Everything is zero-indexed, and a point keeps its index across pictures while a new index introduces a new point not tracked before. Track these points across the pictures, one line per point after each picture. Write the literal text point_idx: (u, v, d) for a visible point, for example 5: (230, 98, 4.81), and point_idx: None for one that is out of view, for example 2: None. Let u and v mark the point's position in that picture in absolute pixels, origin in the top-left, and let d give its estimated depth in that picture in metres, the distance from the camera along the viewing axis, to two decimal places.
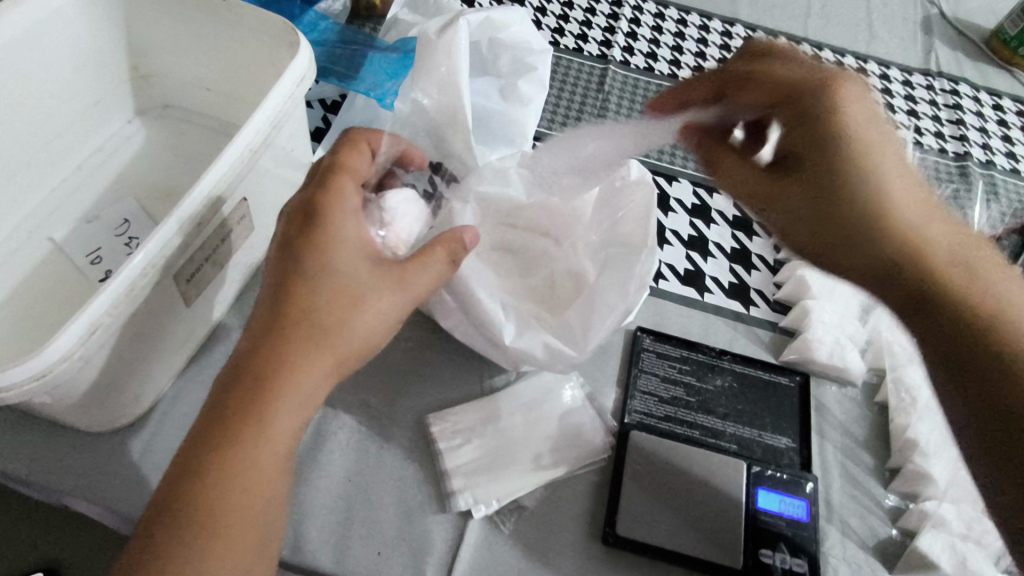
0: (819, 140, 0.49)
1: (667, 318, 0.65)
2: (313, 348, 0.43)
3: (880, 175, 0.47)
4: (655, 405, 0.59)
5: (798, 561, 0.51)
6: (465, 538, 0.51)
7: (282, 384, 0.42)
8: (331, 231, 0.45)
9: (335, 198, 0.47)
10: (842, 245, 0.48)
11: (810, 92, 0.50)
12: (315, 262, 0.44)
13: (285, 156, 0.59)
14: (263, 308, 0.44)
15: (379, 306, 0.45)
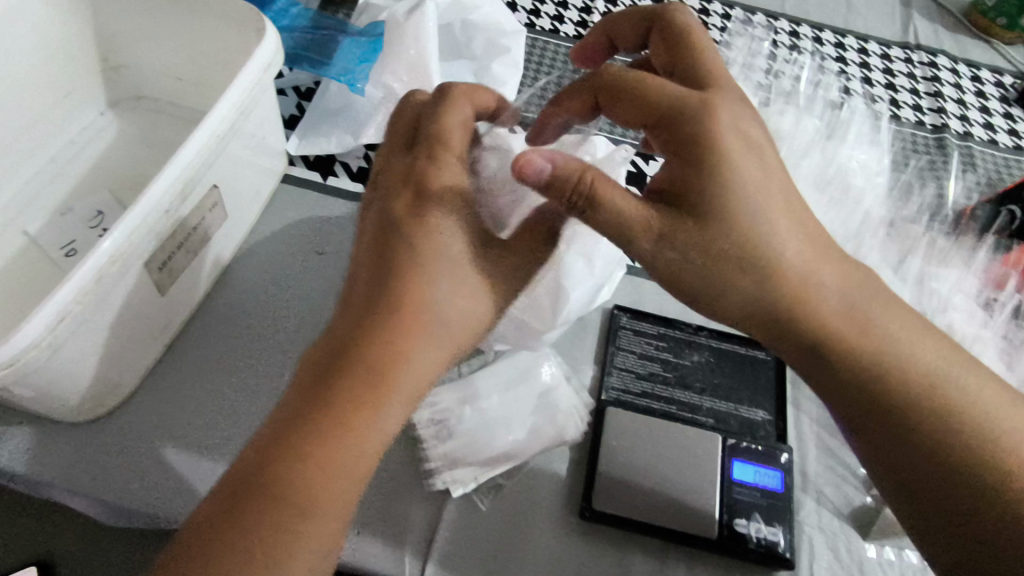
0: (706, 167, 0.43)
1: (644, 296, 0.65)
2: (420, 330, 0.43)
3: (740, 203, 0.43)
4: (632, 381, 0.60)
5: (772, 531, 0.52)
6: (443, 516, 0.52)
7: (402, 363, 0.42)
8: (445, 200, 0.46)
9: (448, 168, 0.47)
10: (714, 282, 0.44)
11: (679, 111, 0.44)
12: (426, 247, 0.44)
13: (256, 143, 0.59)
14: (443, 283, 0.44)
15: (499, 286, 0.47)
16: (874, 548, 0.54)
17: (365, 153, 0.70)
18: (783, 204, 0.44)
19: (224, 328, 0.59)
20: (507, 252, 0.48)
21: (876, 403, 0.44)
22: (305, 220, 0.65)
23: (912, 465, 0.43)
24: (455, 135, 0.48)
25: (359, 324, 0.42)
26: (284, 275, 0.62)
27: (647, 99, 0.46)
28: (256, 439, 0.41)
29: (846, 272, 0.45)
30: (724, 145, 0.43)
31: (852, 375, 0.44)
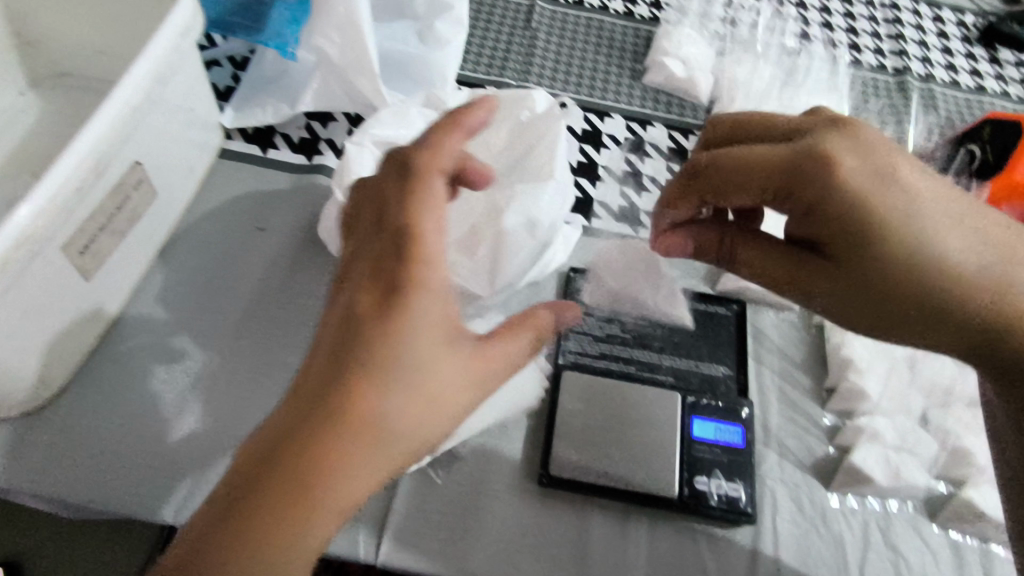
0: (868, 222, 0.42)
1: (601, 257, 0.63)
2: (365, 460, 0.34)
3: (904, 223, 0.42)
4: (590, 343, 0.58)
5: (732, 486, 0.52)
6: (398, 491, 0.51)
7: (342, 489, 0.34)
8: (411, 314, 0.35)
9: (427, 273, 0.35)
10: (879, 319, 0.45)
11: (811, 172, 0.42)
12: (386, 348, 0.34)
13: (182, 116, 0.56)
14: (393, 401, 0.34)
15: (462, 403, 0.37)
16: (837, 497, 0.54)
17: (306, 123, 0.66)
18: (948, 204, 0.43)
19: (162, 311, 0.56)
20: (475, 365, 0.38)
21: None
22: (244, 195, 0.62)
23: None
24: (428, 215, 0.37)
25: (302, 428, 0.34)
26: (223, 253, 0.59)
27: (742, 182, 0.44)
28: (190, 524, 0.34)
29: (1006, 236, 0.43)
30: (877, 197, 0.41)
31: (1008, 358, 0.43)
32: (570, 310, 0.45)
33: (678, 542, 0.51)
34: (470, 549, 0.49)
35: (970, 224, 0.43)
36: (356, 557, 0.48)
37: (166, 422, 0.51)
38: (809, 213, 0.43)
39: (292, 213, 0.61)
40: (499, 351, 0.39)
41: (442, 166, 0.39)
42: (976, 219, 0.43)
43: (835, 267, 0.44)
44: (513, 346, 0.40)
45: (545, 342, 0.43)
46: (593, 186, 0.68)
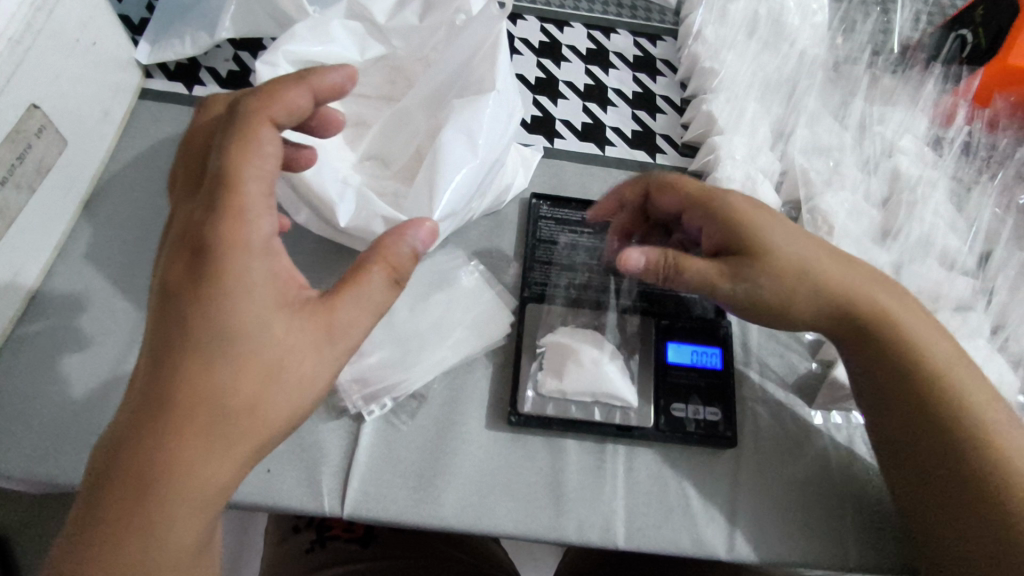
0: (745, 237, 0.44)
1: (565, 180, 0.59)
2: (204, 440, 0.32)
3: (779, 238, 0.44)
4: (557, 273, 0.54)
5: (711, 411, 0.49)
6: (360, 440, 0.48)
7: (188, 474, 0.31)
8: (229, 275, 0.32)
9: (243, 226, 0.33)
10: (773, 314, 0.45)
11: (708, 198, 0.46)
12: (205, 324, 0.32)
13: (84, 53, 0.50)
14: (226, 374, 0.32)
15: (311, 366, 0.35)
16: (820, 415, 0.51)
17: (233, 54, 0.60)
18: (818, 240, 0.45)
19: (90, 270, 0.51)
20: (321, 325, 0.35)
21: (930, 392, 0.42)
22: (170, 138, 0.57)
23: (938, 438, 0.41)
24: (243, 164, 0.33)
25: (135, 417, 0.31)
26: (152, 204, 0.54)
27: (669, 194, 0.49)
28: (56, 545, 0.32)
29: (881, 277, 0.45)
30: (758, 217, 0.45)
31: (893, 369, 0.43)
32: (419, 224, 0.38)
33: (660, 472, 0.48)
34: (440, 494, 0.46)
35: (846, 264, 0.45)
36: (320, 511, 0.46)
37: (106, 388, 0.47)
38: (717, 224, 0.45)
39: None
40: (346, 304, 0.36)
41: (276, 116, 0.35)
42: (848, 259, 0.45)
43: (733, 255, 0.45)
44: (368, 291, 0.36)
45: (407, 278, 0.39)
46: (554, 104, 0.62)
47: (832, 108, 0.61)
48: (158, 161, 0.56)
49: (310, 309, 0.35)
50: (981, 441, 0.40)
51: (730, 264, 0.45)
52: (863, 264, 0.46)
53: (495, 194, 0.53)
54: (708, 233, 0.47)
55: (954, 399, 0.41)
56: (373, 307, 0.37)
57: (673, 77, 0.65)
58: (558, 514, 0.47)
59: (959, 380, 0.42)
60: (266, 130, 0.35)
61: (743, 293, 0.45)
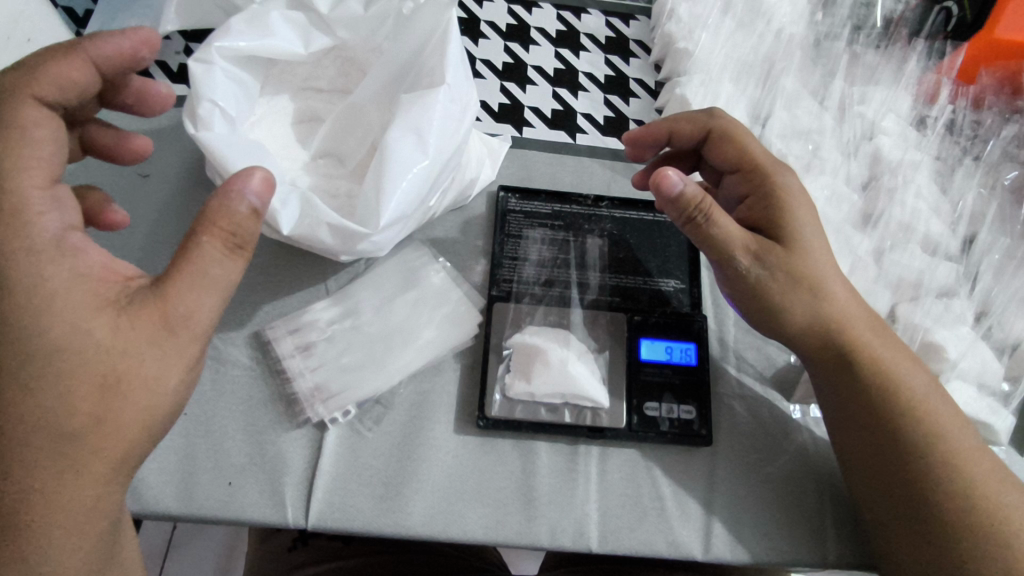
0: (778, 215, 0.45)
1: (535, 172, 0.57)
2: (52, 453, 0.33)
3: (806, 234, 0.45)
4: (526, 270, 0.52)
5: (685, 409, 0.48)
6: (323, 450, 0.46)
7: (50, 491, 0.33)
8: (26, 287, 0.33)
9: (22, 231, 0.34)
10: (776, 308, 0.44)
11: (759, 168, 0.48)
12: (19, 346, 0.33)
13: (15, 50, 0.47)
14: (51, 389, 0.33)
15: (151, 365, 0.35)
16: (798, 409, 0.50)
17: (184, 46, 0.57)
18: (825, 252, 0.45)
19: None
20: (146, 323, 0.35)
21: (901, 426, 0.41)
22: None
23: (904, 473, 0.40)
24: (19, 156, 0.34)
25: None
26: None
27: (720, 151, 0.50)
28: None
29: (865, 306, 0.45)
30: (793, 210, 0.45)
31: (865, 400, 0.42)
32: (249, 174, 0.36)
33: (633, 473, 0.47)
34: (407, 503, 0.45)
35: (838, 280, 0.44)
36: (284, 524, 0.44)
37: None
38: (766, 196, 0.46)
39: (178, 154, 0.54)
40: (176, 291, 0.35)
41: (42, 93, 0.36)
42: (845, 280, 0.45)
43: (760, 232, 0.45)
44: (200, 270, 0.36)
45: (252, 245, 0.37)
46: (522, 90, 0.59)
47: (812, 88, 0.58)
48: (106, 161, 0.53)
49: (138, 307, 0.35)
50: (946, 481, 0.39)
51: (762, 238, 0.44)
52: (851, 290, 0.45)
53: (457, 190, 0.51)
54: (750, 209, 0.47)
55: (926, 437, 0.40)
56: (213, 285, 0.36)
57: (646, 59, 0.62)
58: (529, 520, 0.45)
59: (932, 418, 0.41)
60: (31, 109, 0.35)
61: (760, 272, 0.44)
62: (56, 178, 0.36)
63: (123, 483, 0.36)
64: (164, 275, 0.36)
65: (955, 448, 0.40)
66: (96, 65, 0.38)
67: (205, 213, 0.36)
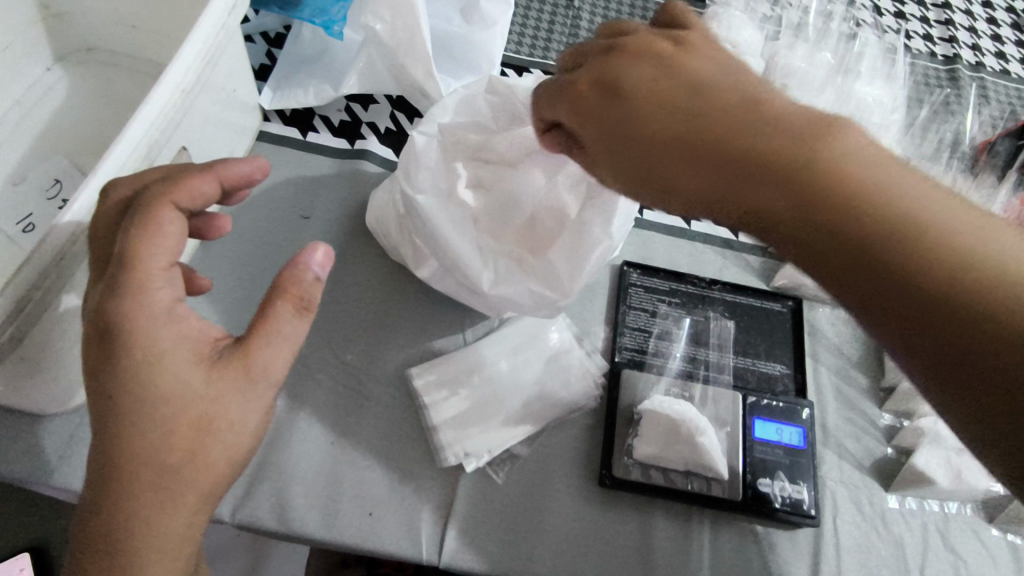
0: (603, 124, 0.37)
1: (654, 251, 0.62)
2: (153, 487, 0.33)
3: (647, 114, 0.36)
4: (645, 341, 0.57)
5: (796, 488, 0.51)
6: (458, 491, 0.49)
7: (143, 529, 0.33)
8: (142, 345, 0.33)
9: (142, 299, 0.33)
10: (693, 199, 0.34)
11: (561, 93, 0.40)
12: (128, 397, 0.33)
13: (224, 99, 0.53)
14: (151, 433, 0.33)
15: (236, 411, 0.36)
16: (896, 499, 0.53)
17: (346, 105, 0.64)
18: (678, 106, 0.35)
19: (202, 300, 0.53)
20: (232, 378, 0.36)
21: (888, 305, 0.29)
22: (284, 180, 0.60)
23: (915, 330, 0.28)
24: (148, 244, 0.34)
25: (98, 488, 0.33)
26: (264, 244, 0.57)
27: (539, 106, 0.42)
28: None
29: (742, 115, 0.33)
30: (620, 98, 0.37)
31: (826, 264, 0.30)
32: (314, 251, 0.39)
33: (742, 546, 0.50)
34: (533, 552, 0.48)
35: (728, 135, 0.33)
36: (418, 559, 0.47)
37: None
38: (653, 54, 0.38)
39: (336, 201, 0.59)
40: (257, 349, 0.36)
41: (177, 199, 0.36)
42: (716, 130, 0.33)
43: (607, 159, 0.38)
44: (277, 331, 0.37)
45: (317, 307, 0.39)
46: None
47: None
48: (273, 200, 0.59)
49: (227, 360, 0.36)
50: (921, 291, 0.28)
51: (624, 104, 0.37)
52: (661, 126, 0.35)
53: None
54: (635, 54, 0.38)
55: (940, 288, 0.27)
56: (289, 343, 0.37)
57: None
58: None
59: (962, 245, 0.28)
60: (167, 211, 0.35)
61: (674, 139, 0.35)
62: (175, 262, 0.35)
63: (206, 514, 0.36)
64: (243, 334, 0.37)
65: (992, 256, 0.28)
66: (221, 185, 0.39)
67: (280, 280, 0.38)
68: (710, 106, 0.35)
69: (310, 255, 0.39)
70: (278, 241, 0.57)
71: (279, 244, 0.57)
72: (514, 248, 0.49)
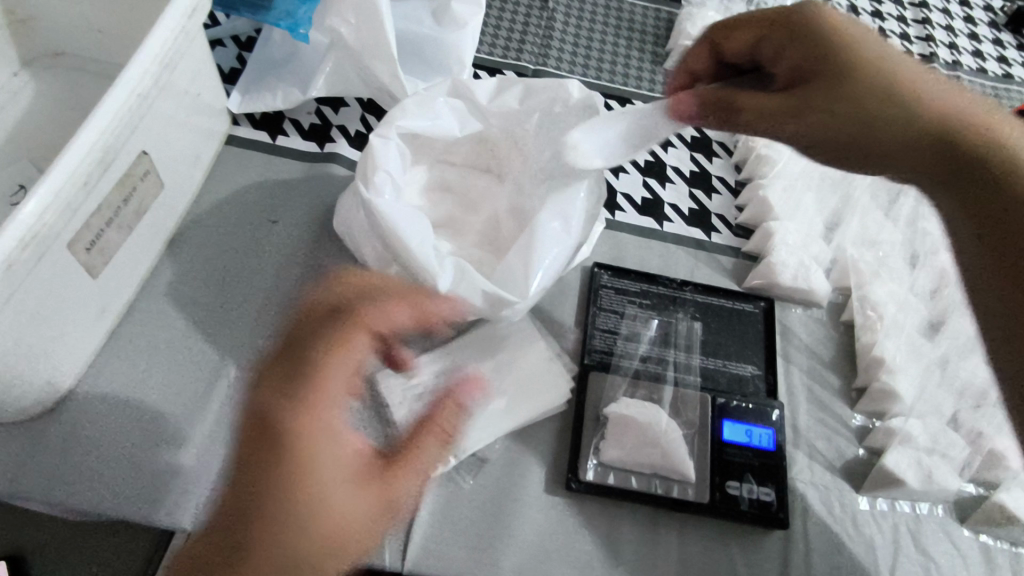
0: (828, 39, 0.44)
1: (625, 252, 0.61)
2: (279, 546, 0.42)
3: (880, 49, 0.44)
4: (615, 343, 0.56)
5: (764, 491, 0.50)
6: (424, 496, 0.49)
7: (274, 523, 0.43)
8: (308, 454, 0.45)
9: (315, 451, 0.45)
10: (883, 111, 0.42)
11: (797, 11, 0.46)
12: (295, 486, 0.44)
13: (189, 102, 0.53)
14: (303, 533, 0.43)
15: (359, 509, 0.45)
16: (867, 500, 0.53)
17: (316, 108, 0.64)
18: (906, 64, 0.44)
19: (168, 306, 0.53)
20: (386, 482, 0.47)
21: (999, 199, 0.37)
22: (254, 184, 0.59)
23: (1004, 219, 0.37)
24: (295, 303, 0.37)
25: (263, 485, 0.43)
26: (232, 249, 0.56)
27: (739, 28, 0.48)
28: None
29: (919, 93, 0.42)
30: (846, 30, 0.44)
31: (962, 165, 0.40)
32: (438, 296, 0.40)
33: (710, 549, 0.49)
34: (497, 557, 0.47)
35: (918, 110, 0.42)
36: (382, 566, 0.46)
37: (178, 424, 0.49)
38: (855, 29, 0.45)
39: (305, 204, 0.59)
40: (398, 476, 0.48)
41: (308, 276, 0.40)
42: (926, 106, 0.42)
43: (822, 73, 0.44)
44: (463, 438, 0.50)
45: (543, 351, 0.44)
46: (615, 177, 0.65)
47: (884, 200, 0.63)
48: (242, 204, 0.58)
49: (390, 478, 0.47)
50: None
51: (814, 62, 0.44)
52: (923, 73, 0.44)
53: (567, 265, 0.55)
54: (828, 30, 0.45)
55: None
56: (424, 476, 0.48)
57: (728, 159, 0.68)
58: None
59: None
60: None
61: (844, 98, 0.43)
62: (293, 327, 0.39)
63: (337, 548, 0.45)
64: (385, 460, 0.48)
65: None
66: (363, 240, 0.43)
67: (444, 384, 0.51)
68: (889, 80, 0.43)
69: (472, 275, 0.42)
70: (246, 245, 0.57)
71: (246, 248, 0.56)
72: (479, 251, 0.50)
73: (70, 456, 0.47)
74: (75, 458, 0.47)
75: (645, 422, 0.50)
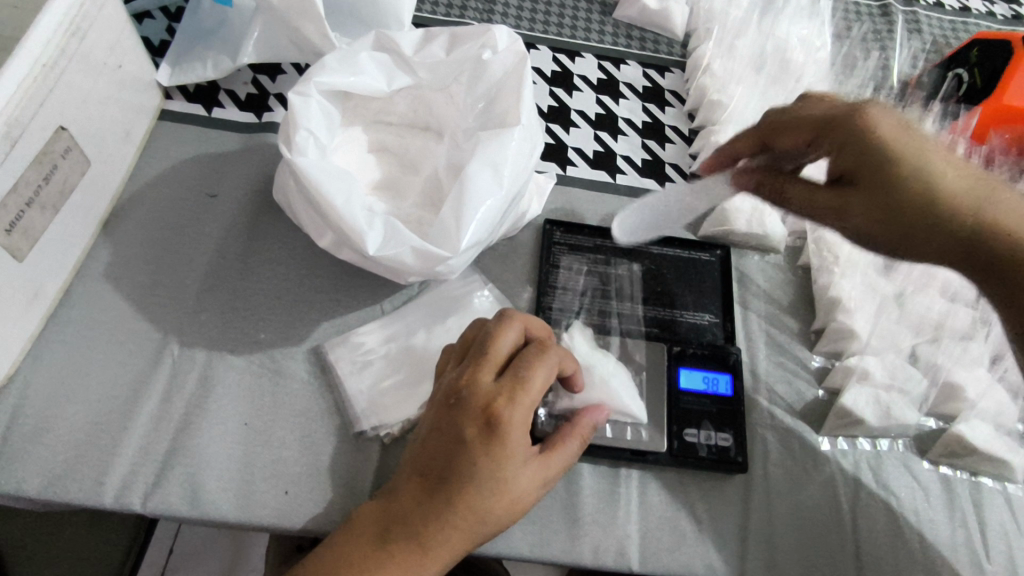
0: (889, 156, 0.43)
1: (578, 208, 0.60)
2: (464, 526, 0.39)
3: (934, 159, 0.43)
4: (570, 298, 0.55)
5: (722, 437, 0.50)
6: (377, 461, 0.48)
7: (473, 497, 0.38)
8: (504, 426, 0.39)
9: (509, 413, 0.39)
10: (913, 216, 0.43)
11: (846, 117, 0.45)
12: (491, 449, 0.39)
13: (111, 75, 0.51)
14: (484, 486, 0.39)
15: (532, 473, 0.40)
16: (828, 440, 0.53)
17: (252, 78, 0.62)
18: (944, 174, 0.42)
19: (108, 287, 0.51)
20: (544, 454, 0.42)
21: None
22: (192, 159, 0.57)
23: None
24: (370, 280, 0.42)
25: (432, 442, 0.40)
26: (174, 225, 0.55)
27: (793, 130, 0.47)
28: (377, 502, 0.41)
29: (953, 198, 0.42)
30: (899, 141, 0.43)
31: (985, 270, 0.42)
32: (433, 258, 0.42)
33: (671, 496, 0.49)
34: None
35: (949, 219, 0.42)
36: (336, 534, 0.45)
37: (123, 407, 0.47)
38: (897, 125, 0.44)
39: (244, 177, 0.57)
40: (562, 444, 0.43)
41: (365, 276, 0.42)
42: (957, 216, 0.42)
43: (867, 179, 0.44)
44: (555, 357, 0.42)
45: (549, 342, 0.43)
46: (565, 132, 0.64)
47: None
48: (180, 179, 0.57)
49: (500, 406, 0.39)
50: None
51: (841, 166, 0.45)
52: (955, 159, 0.44)
53: (511, 220, 0.54)
54: (845, 144, 0.44)
55: None
56: (570, 454, 0.43)
57: (680, 108, 0.67)
58: (573, 538, 0.47)
59: None
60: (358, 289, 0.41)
61: (865, 213, 0.44)
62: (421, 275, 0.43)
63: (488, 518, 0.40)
64: (552, 438, 0.43)
65: None
66: (381, 253, 0.42)
67: (527, 330, 0.44)
68: (910, 175, 0.42)
69: (424, 249, 0.42)
70: (187, 221, 0.55)
71: (188, 224, 0.55)
72: (418, 210, 0.49)
73: (8, 444, 0.45)
74: (14, 446, 0.45)
75: (591, 362, 0.50)
